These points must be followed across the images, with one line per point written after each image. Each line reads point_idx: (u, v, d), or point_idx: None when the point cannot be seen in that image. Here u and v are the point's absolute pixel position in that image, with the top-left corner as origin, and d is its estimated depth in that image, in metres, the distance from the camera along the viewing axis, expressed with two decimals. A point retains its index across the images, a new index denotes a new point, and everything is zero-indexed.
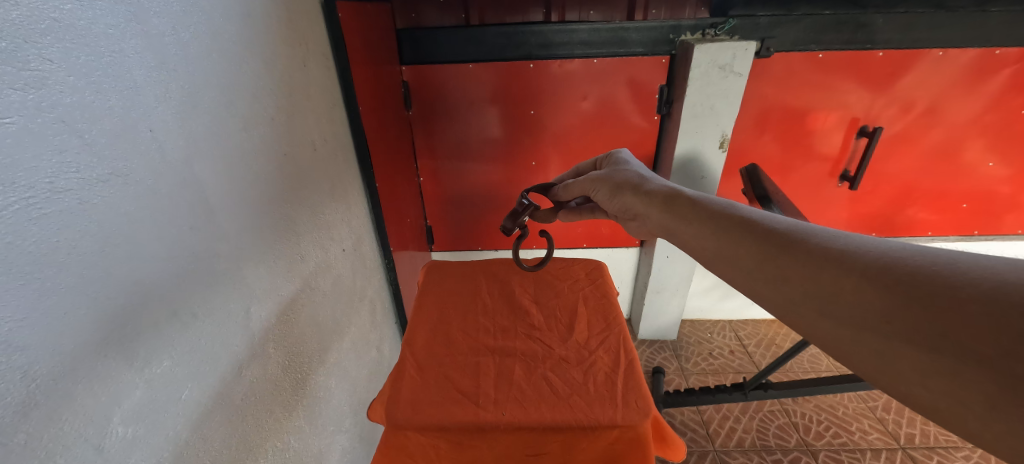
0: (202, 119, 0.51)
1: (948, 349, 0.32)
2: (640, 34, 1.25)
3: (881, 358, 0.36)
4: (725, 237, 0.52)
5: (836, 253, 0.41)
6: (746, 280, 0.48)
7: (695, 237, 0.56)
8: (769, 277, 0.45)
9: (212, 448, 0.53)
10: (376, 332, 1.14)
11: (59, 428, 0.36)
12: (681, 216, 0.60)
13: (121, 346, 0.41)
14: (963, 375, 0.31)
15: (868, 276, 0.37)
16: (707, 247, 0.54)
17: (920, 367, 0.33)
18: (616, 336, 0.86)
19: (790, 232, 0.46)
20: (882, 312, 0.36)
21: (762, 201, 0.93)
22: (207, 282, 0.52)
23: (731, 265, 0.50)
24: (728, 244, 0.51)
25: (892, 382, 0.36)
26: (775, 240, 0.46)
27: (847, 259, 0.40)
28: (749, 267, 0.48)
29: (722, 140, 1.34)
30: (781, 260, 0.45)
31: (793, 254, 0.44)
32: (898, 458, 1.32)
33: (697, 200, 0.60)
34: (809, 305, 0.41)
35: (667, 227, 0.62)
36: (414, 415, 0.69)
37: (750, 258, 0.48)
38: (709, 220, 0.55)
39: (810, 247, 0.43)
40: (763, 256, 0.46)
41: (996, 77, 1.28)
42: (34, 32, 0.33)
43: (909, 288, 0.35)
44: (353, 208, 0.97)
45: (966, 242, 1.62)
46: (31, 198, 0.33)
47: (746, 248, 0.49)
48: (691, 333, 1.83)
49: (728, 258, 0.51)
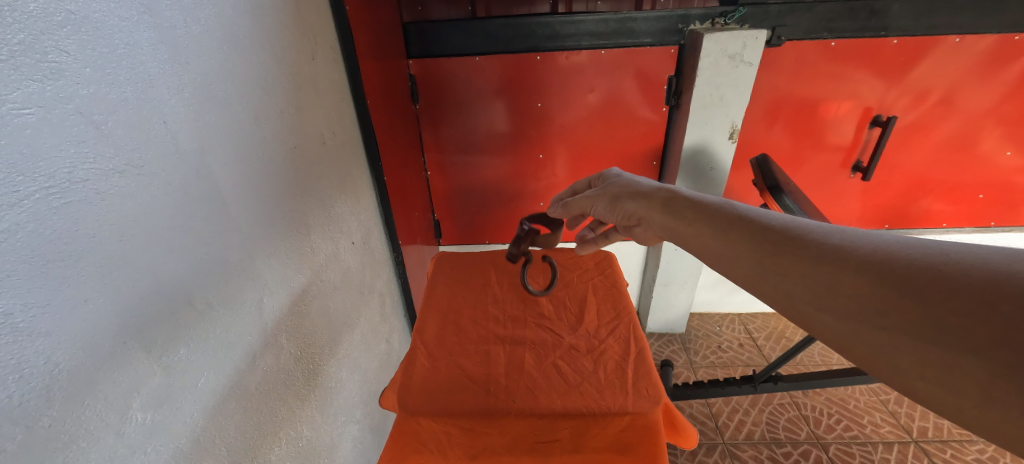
0: (213, 112, 0.52)
1: (945, 340, 0.32)
2: (648, 24, 1.23)
3: (884, 352, 0.35)
4: (722, 238, 0.51)
5: (832, 250, 0.40)
6: (745, 277, 0.47)
7: (693, 237, 0.55)
8: (766, 275, 0.44)
9: (227, 436, 0.54)
10: (386, 324, 1.15)
11: (82, 412, 0.37)
12: (681, 214, 0.59)
13: (141, 333, 0.42)
14: (959, 366, 0.31)
15: (864, 271, 0.37)
16: (705, 247, 0.53)
17: (920, 358, 0.33)
18: (627, 325, 0.85)
19: (785, 230, 0.45)
20: (882, 306, 0.35)
21: (773, 192, 0.91)
22: (220, 275, 0.53)
23: (729, 264, 0.49)
24: (727, 241, 0.50)
25: (892, 374, 0.35)
26: (772, 238, 0.45)
27: (843, 254, 0.39)
28: (746, 265, 0.47)
29: (732, 131, 1.32)
30: (778, 256, 0.44)
31: (789, 250, 0.43)
32: (910, 451, 1.30)
33: (694, 200, 0.59)
34: (809, 300, 0.40)
35: (666, 229, 0.61)
36: (426, 401, 0.70)
37: (747, 256, 0.47)
38: (706, 220, 0.54)
39: (806, 243, 0.43)
40: (760, 254, 0.45)
41: (1015, 64, 1.25)
42: (51, 25, 0.34)
43: (906, 285, 0.34)
44: (362, 201, 0.98)
45: (981, 233, 1.60)
46: (50, 187, 0.34)
47: (744, 248, 0.47)
48: (699, 326, 1.82)
49: (726, 258, 0.50)
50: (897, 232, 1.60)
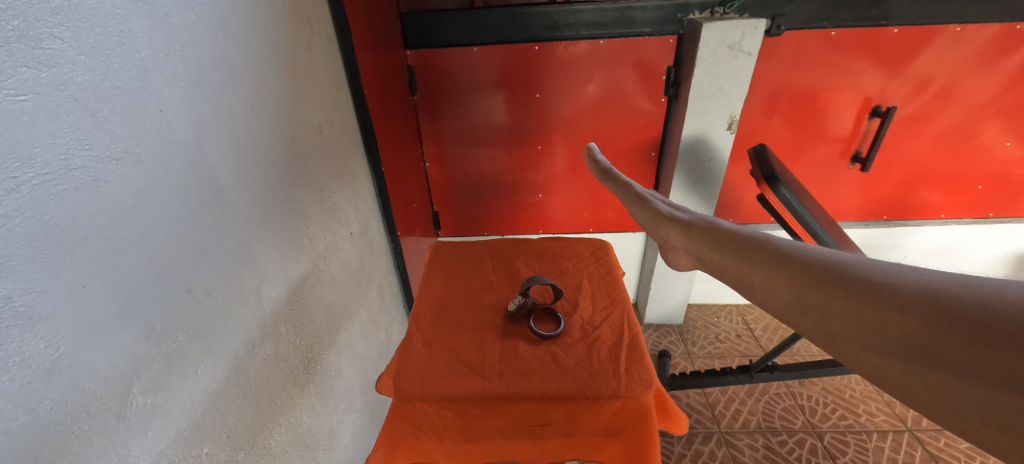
0: (208, 100, 0.52)
1: (1007, 384, 0.27)
2: (648, 14, 1.22)
3: (937, 396, 0.31)
4: (756, 264, 0.47)
5: (879, 287, 0.37)
6: (780, 309, 0.43)
7: (725, 265, 0.52)
8: (802, 307, 0.41)
9: (227, 421, 0.55)
10: (385, 314, 1.16)
11: (83, 396, 0.37)
12: (714, 242, 0.57)
13: (138, 318, 0.42)
14: (1023, 413, 0.26)
15: (914, 308, 0.33)
16: (735, 276, 0.50)
17: (978, 401, 0.29)
18: (620, 312, 0.86)
19: (826, 262, 0.42)
20: (936, 346, 0.31)
21: (769, 182, 0.90)
22: (219, 262, 0.53)
23: (764, 295, 0.45)
24: (760, 270, 0.46)
25: (945, 421, 0.30)
26: (810, 268, 0.42)
27: (889, 290, 0.36)
28: (778, 295, 0.43)
29: (730, 121, 1.31)
30: (815, 288, 0.40)
31: (828, 282, 0.40)
32: (904, 440, 1.32)
33: (729, 229, 0.57)
34: (851, 336, 0.36)
35: (696, 254, 0.59)
36: (420, 387, 0.71)
37: (779, 285, 0.44)
38: (738, 247, 0.51)
39: (848, 276, 0.39)
40: (796, 284, 0.42)
41: (1016, 54, 1.24)
42: (45, 12, 0.34)
43: (961, 324, 0.31)
44: (360, 192, 0.98)
45: (980, 224, 1.60)
46: (47, 174, 0.34)
47: (781, 277, 0.44)
48: (697, 317, 1.83)
49: (759, 287, 0.46)
50: (895, 223, 1.60)
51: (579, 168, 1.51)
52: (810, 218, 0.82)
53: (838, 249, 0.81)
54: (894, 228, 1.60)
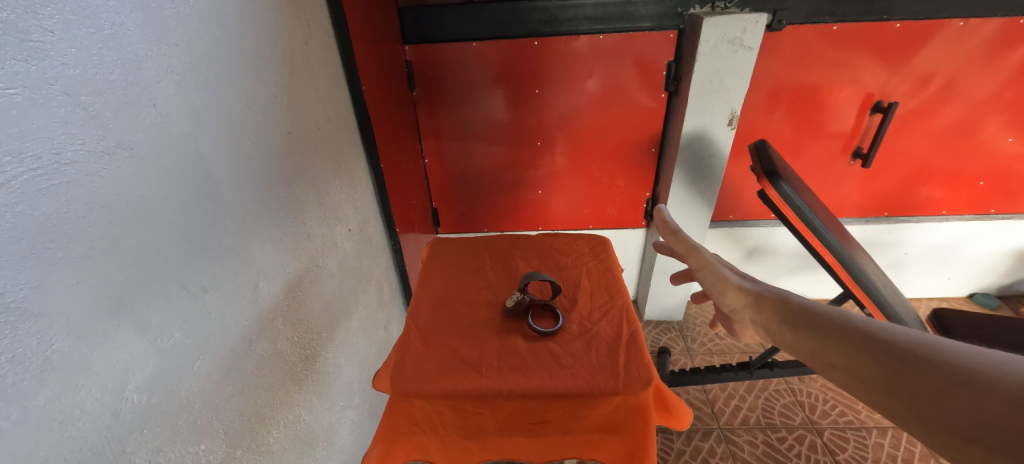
0: (203, 94, 0.51)
1: None
2: (648, 9, 1.21)
3: None
4: (830, 341, 0.40)
5: (990, 377, 0.29)
6: (865, 397, 0.36)
7: (794, 340, 0.45)
8: (891, 395, 0.34)
9: (225, 418, 0.55)
10: (384, 311, 1.16)
11: (76, 392, 0.37)
12: (780, 312, 0.49)
13: (133, 314, 0.42)
14: None
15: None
16: (806, 351, 0.43)
17: None
18: (619, 308, 0.85)
19: (915, 341, 0.35)
20: None
21: (770, 177, 0.85)
22: (215, 259, 0.53)
23: (842, 377, 0.38)
24: (834, 347, 0.40)
25: None
26: (896, 349, 0.35)
27: (1003, 382, 0.29)
28: (859, 379, 0.36)
29: (731, 117, 1.29)
30: (904, 373, 0.34)
31: (921, 368, 0.33)
32: (904, 436, 1.32)
33: (796, 297, 0.50)
34: (958, 437, 0.29)
35: (762, 326, 0.52)
36: (417, 383, 0.71)
37: (860, 367, 0.37)
38: (808, 320, 0.45)
39: (946, 359, 0.32)
40: (883, 367, 0.35)
41: (1019, 49, 1.23)
42: (34, 4, 0.33)
43: None
44: (358, 188, 0.98)
45: (981, 221, 1.59)
46: (37, 169, 0.34)
47: (862, 357, 0.37)
48: (697, 314, 1.83)
49: (837, 369, 0.39)
50: (896, 220, 1.59)
51: (579, 164, 1.51)
52: (812, 215, 0.82)
53: (835, 242, 0.82)
54: (895, 224, 1.59)
